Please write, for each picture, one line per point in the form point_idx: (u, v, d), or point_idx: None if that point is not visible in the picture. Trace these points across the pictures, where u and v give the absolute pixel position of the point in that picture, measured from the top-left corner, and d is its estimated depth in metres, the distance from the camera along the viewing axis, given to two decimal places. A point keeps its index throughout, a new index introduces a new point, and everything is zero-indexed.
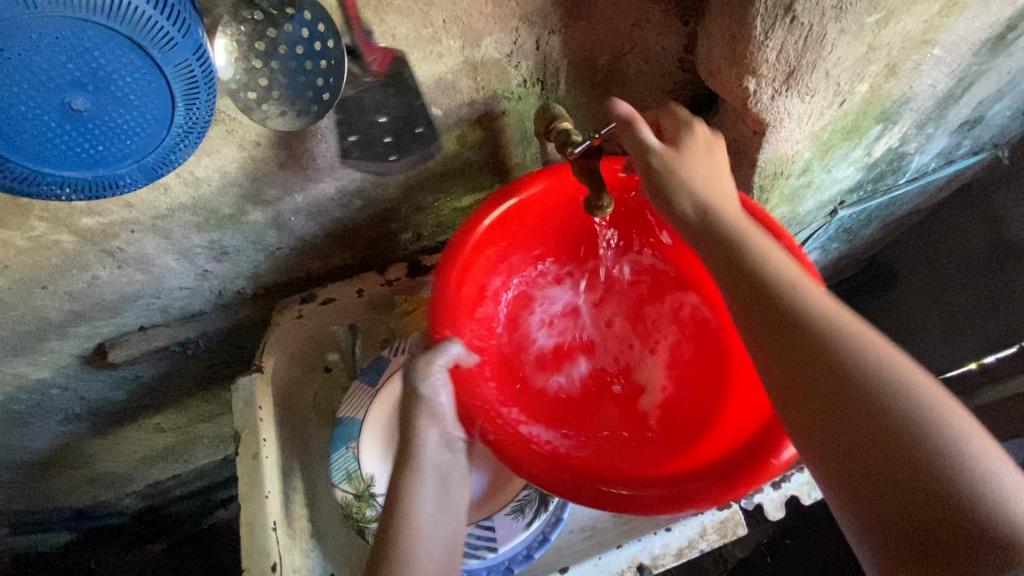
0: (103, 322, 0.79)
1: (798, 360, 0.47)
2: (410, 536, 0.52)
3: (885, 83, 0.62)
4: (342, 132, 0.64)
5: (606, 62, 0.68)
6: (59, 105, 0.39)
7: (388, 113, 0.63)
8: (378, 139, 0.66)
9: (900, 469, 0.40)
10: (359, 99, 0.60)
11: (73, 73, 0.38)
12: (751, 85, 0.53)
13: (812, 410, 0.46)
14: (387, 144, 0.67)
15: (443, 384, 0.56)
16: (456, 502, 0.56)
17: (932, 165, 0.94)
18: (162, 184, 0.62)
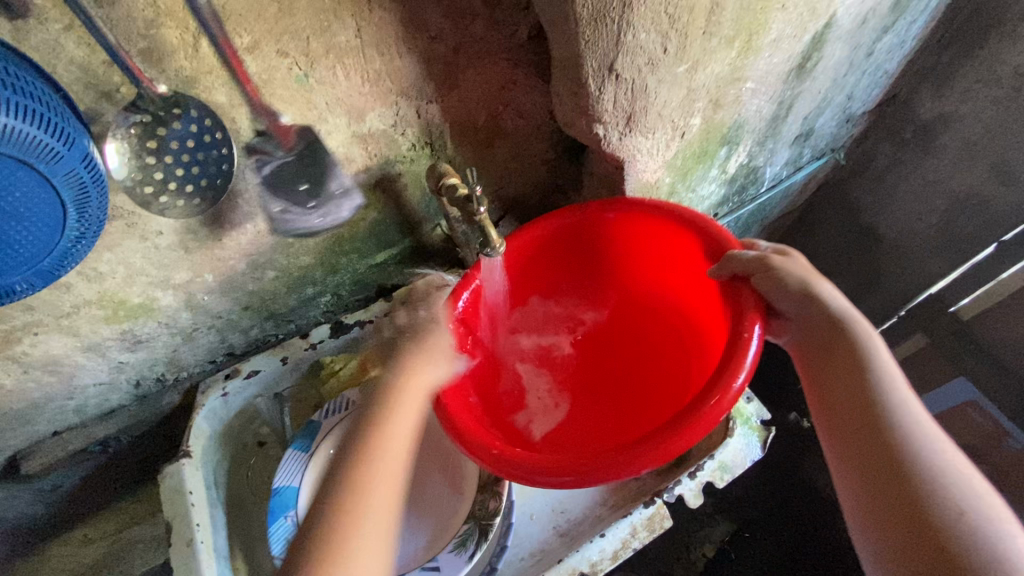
0: (11, 433, 0.76)
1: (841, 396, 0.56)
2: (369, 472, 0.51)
3: (714, 115, 0.73)
4: (270, 204, 0.69)
5: (484, 121, 0.76)
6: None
7: (308, 180, 0.69)
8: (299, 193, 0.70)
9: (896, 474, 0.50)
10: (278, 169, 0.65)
11: None
12: (600, 131, 0.63)
13: (851, 437, 0.54)
14: (307, 193, 0.70)
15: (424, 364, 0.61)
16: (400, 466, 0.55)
17: (785, 173, 1.09)
18: (64, 283, 0.63)
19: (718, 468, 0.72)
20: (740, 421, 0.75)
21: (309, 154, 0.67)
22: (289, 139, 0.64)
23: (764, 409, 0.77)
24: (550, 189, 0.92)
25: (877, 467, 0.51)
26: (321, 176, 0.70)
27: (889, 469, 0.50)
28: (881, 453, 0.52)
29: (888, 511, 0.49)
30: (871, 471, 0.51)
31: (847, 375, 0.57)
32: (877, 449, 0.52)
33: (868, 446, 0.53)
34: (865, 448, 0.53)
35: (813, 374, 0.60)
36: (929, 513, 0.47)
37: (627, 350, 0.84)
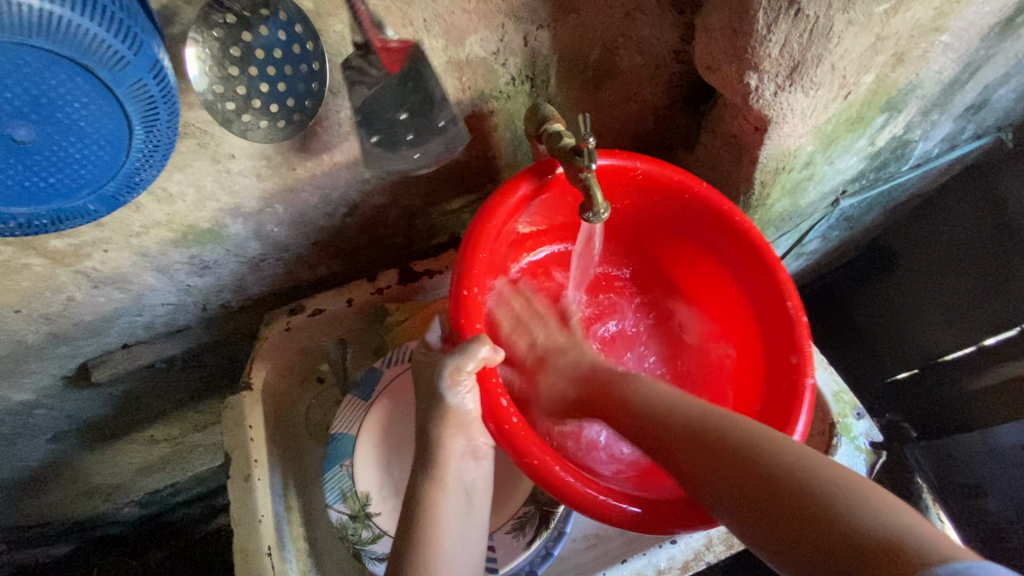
0: (84, 342, 0.77)
1: (721, 464, 0.52)
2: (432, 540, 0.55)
3: (890, 73, 0.59)
4: (363, 132, 0.57)
5: (598, 56, 0.65)
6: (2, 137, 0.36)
7: (410, 110, 0.57)
8: (401, 139, 0.58)
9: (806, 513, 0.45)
10: (371, 100, 0.56)
11: (16, 101, 0.35)
12: (752, 81, 0.51)
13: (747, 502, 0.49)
14: (411, 144, 0.58)
15: (469, 393, 0.57)
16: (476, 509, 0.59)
17: (935, 150, 0.91)
18: (134, 202, 0.59)
19: None
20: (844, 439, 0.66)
21: (413, 78, 0.56)
22: (394, 58, 0.54)
23: (878, 429, 0.67)
24: (654, 145, 0.80)
25: (776, 513, 0.47)
26: (424, 107, 0.58)
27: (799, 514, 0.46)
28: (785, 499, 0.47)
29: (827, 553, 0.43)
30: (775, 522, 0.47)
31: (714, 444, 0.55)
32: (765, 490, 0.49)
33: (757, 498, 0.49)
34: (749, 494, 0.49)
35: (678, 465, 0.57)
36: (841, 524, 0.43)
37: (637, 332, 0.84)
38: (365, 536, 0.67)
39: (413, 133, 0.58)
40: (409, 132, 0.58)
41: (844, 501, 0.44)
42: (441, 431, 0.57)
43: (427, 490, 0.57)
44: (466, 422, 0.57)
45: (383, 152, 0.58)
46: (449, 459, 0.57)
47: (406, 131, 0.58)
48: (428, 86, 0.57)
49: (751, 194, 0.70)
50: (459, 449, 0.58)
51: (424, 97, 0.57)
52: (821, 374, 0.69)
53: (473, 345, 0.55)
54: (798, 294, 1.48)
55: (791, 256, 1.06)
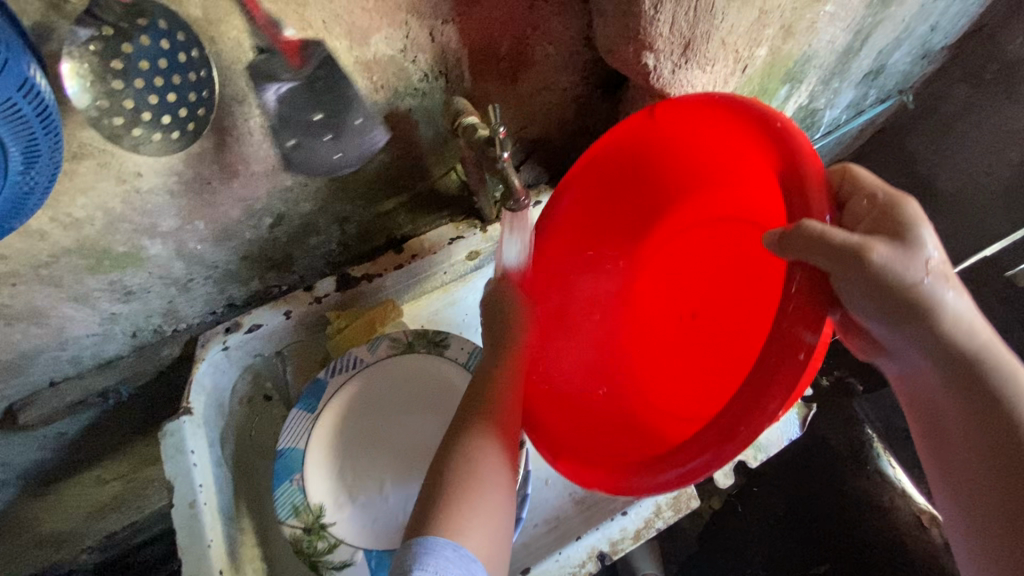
0: (5, 384, 0.73)
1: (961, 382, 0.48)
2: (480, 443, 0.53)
3: (783, 45, 0.62)
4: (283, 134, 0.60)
5: (510, 47, 0.65)
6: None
7: (324, 111, 0.59)
8: (319, 142, 0.62)
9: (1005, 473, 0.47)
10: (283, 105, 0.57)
11: None
12: (650, 61, 0.52)
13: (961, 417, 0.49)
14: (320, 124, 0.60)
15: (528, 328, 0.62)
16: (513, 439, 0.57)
17: (843, 116, 0.97)
18: (38, 230, 0.56)
19: (752, 447, 0.67)
20: None
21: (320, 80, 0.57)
22: (297, 57, 0.54)
23: None
24: (578, 131, 0.81)
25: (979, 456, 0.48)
26: (337, 106, 0.60)
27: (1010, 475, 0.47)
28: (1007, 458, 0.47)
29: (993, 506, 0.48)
30: (987, 480, 0.48)
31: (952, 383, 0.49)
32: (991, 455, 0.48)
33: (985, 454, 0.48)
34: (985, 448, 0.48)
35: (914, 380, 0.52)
36: None
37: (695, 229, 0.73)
38: (321, 547, 0.66)
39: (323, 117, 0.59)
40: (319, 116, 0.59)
41: None
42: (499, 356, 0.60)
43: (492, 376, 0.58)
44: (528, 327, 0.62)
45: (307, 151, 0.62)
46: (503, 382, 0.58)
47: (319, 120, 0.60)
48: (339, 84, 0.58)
49: None
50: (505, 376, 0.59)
51: (339, 102, 0.60)
52: None
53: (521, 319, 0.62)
54: None
55: None
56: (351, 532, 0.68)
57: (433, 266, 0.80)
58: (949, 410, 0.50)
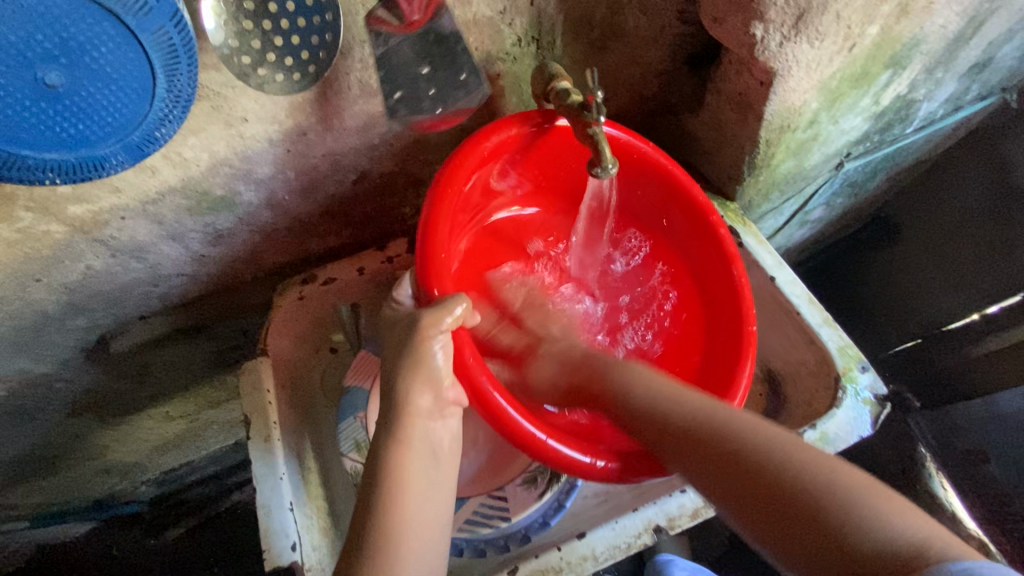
0: (102, 313, 0.78)
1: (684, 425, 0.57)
2: (396, 512, 0.53)
3: (895, 24, 0.60)
4: (387, 89, 0.62)
5: (604, 15, 0.65)
6: (31, 82, 0.36)
7: (431, 64, 0.60)
8: (424, 97, 0.63)
9: (766, 493, 0.48)
10: (388, 56, 0.58)
11: (46, 45, 0.36)
12: (758, 32, 0.52)
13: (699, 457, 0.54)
14: (433, 99, 0.63)
15: (441, 348, 0.58)
16: (442, 474, 0.58)
17: (939, 112, 0.92)
18: (150, 166, 0.60)
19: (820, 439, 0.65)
20: (849, 390, 0.67)
21: (438, 43, 0.59)
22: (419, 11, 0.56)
23: (881, 381, 0.68)
24: (658, 108, 0.80)
25: (741, 488, 0.50)
26: (447, 62, 0.61)
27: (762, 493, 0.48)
28: (745, 478, 0.50)
29: (794, 527, 0.46)
30: (757, 507, 0.48)
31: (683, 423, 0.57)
32: (735, 469, 0.51)
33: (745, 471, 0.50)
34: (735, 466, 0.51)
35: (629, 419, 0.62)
36: (811, 513, 0.45)
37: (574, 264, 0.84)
38: None
39: (436, 89, 0.62)
40: (432, 87, 0.62)
41: (795, 490, 0.47)
42: (409, 388, 0.57)
43: (391, 457, 0.55)
44: (436, 378, 0.58)
45: (408, 110, 0.64)
46: (414, 422, 0.57)
47: (430, 86, 0.62)
48: (454, 42, 0.60)
49: (756, 153, 0.70)
50: (423, 422, 0.57)
51: (446, 56, 0.60)
52: (826, 332, 0.71)
53: (452, 301, 0.58)
54: (798, 267, 1.49)
55: (795, 223, 1.06)
56: None
57: None
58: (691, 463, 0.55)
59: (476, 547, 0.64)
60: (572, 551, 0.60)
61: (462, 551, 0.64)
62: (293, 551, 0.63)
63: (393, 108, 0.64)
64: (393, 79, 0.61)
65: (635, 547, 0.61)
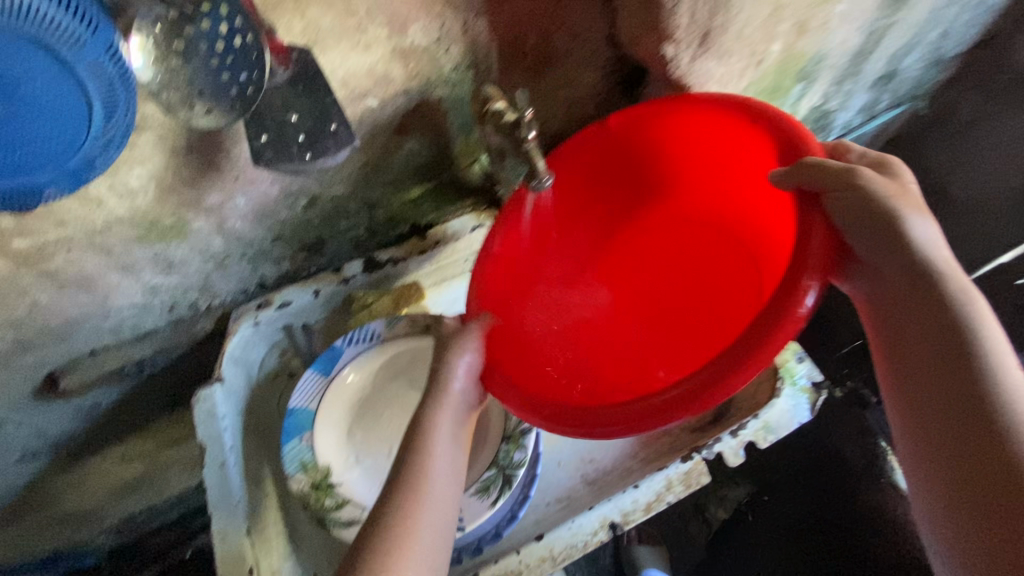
0: (51, 350, 0.77)
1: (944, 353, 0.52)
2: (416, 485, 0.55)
3: (797, 42, 0.66)
4: (250, 132, 0.56)
5: (534, 44, 0.69)
6: None
7: (300, 112, 0.57)
8: (291, 141, 0.57)
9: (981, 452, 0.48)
10: (267, 98, 0.55)
11: None
12: (669, 51, 0.56)
13: (942, 383, 0.52)
14: (302, 144, 0.58)
15: (473, 355, 0.60)
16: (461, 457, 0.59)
17: (857, 120, 0.99)
18: (95, 198, 0.61)
19: (762, 428, 0.69)
20: (788, 380, 0.71)
21: (305, 81, 0.57)
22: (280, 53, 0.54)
23: (817, 369, 0.72)
24: (597, 125, 0.85)
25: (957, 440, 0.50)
26: (318, 110, 0.58)
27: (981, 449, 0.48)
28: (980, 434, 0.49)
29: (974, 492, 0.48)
30: (954, 460, 0.50)
31: (933, 354, 0.53)
32: (967, 417, 0.50)
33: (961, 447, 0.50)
34: (948, 414, 0.51)
35: (876, 305, 0.58)
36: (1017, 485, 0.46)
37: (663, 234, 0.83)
38: (328, 504, 0.68)
39: (304, 134, 0.57)
40: (301, 133, 0.57)
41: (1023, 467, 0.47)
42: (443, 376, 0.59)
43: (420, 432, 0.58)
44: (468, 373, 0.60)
45: (275, 155, 0.57)
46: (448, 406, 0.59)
47: (298, 132, 0.57)
48: (321, 90, 0.57)
49: None
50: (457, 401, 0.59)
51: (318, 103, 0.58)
52: None
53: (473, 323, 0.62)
54: None
55: None
56: (359, 492, 0.70)
57: (453, 252, 0.84)
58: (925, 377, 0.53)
59: None
60: (530, 553, 0.62)
61: None
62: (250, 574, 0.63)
63: (256, 153, 0.57)
64: (256, 121, 0.56)
65: (592, 545, 0.63)
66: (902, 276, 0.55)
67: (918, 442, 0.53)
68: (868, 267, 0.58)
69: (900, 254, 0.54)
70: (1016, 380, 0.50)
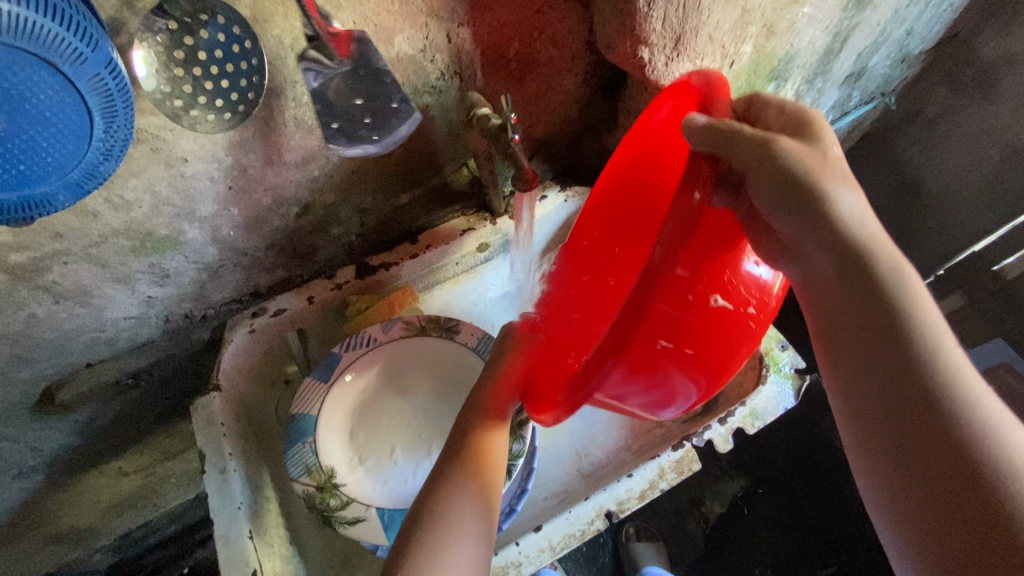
0: (47, 363, 0.78)
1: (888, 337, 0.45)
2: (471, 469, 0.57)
3: (767, 43, 0.69)
4: (323, 120, 0.59)
5: (518, 50, 0.72)
6: None
7: (362, 95, 0.60)
8: (358, 123, 0.60)
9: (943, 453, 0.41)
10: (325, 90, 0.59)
11: None
12: (645, 55, 0.59)
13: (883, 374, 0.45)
14: (369, 126, 0.61)
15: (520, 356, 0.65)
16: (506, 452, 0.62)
17: (830, 117, 1.03)
18: (92, 211, 0.62)
19: (750, 415, 0.71)
20: (773, 369, 0.73)
21: (362, 68, 0.59)
22: (344, 45, 0.58)
23: (800, 357, 0.75)
24: (580, 128, 0.87)
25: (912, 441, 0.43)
26: (376, 92, 0.60)
27: (942, 447, 0.41)
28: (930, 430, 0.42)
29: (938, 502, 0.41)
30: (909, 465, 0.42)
31: (873, 349, 0.46)
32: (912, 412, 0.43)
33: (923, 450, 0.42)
34: (899, 421, 0.44)
35: (817, 293, 0.50)
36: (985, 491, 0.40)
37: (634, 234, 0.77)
38: (334, 504, 0.68)
39: (370, 116, 0.60)
40: (366, 115, 0.60)
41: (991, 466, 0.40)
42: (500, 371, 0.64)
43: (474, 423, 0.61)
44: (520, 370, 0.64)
45: (347, 140, 0.60)
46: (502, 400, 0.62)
47: (365, 115, 0.60)
48: (381, 73, 0.60)
49: None
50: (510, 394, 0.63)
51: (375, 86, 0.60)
52: None
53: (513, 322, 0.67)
54: None
55: None
56: (364, 491, 0.70)
57: (445, 257, 0.87)
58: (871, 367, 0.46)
59: None
60: (529, 544, 0.64)
61: None
62: None
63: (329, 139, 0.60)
64: (328, 110, 0.59)
65: (589, 533, 0.64)
66: (827, 255, 0.48)
67: (870, 452, 0.45)
68: (800, 249, 0.50)
69: (827, 230, 0.48)
70: (966, 374, 0.44)
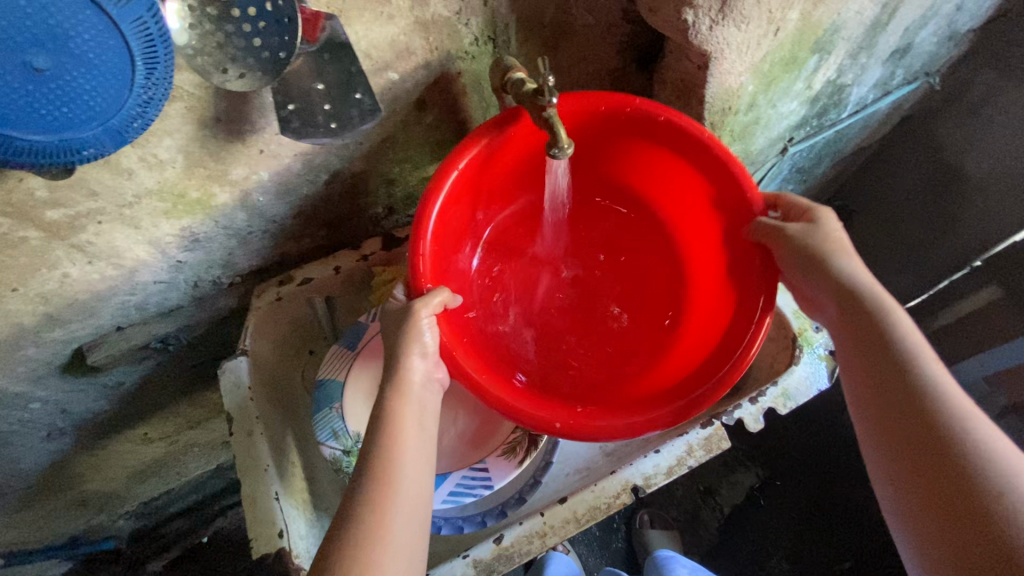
0: (78, 325, 0.78)
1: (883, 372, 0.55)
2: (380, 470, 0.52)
3: (813, 11, 0.67)
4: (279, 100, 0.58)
5: (553, 15, 0.71)
6: (20, 66, 0.41)
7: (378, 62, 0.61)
8: (317, 109, 0.60)
9: (939, 463, 0.49)
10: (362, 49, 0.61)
11: (33, 33, 0.40)
12: (689, 17, 0.58)
13: (878, 389, 0.55)
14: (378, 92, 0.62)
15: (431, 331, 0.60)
16: (426, 439, 0.57)
17: (870, 96, 1.00)
18: (126, 169, 0.62)
19: (781, 395, 0.70)
20: (806, 350, 0.71)
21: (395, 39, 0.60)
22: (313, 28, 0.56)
23: None
24: None
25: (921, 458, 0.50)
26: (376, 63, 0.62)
27: (934, 457, 0.49)
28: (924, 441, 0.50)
29: (941, 511, 0.47)
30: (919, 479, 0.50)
31: (879, 383, 0.55)
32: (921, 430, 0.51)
33: (923, 466, 0.49)
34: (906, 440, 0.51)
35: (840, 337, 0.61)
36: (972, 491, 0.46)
37: (594, 243, 0.87)
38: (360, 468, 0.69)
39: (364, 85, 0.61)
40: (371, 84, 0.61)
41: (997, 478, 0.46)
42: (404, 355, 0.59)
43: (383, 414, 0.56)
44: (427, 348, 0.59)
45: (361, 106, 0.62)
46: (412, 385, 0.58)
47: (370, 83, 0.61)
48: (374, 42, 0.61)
49: None
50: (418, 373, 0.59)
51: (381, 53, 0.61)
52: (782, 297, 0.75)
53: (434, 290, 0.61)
54: None
55: None
56: None
57: None
58: (864, 391, 0.56)
59: (453, 524, 0.66)
60: (554, 515, 0.64)
61: (441, 529, 0.67)
62: (281, 538, 0.64)
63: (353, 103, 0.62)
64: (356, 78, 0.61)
65: (615, 507, 0.64)
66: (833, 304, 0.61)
67: (889, 471, 0.52)
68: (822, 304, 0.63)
69: (834, 286, 0.60)
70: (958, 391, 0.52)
